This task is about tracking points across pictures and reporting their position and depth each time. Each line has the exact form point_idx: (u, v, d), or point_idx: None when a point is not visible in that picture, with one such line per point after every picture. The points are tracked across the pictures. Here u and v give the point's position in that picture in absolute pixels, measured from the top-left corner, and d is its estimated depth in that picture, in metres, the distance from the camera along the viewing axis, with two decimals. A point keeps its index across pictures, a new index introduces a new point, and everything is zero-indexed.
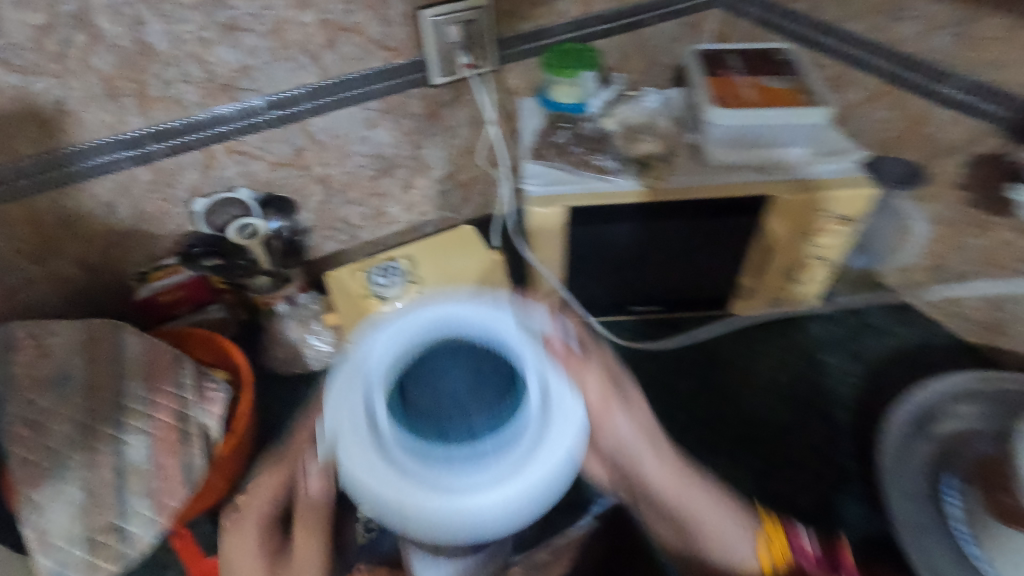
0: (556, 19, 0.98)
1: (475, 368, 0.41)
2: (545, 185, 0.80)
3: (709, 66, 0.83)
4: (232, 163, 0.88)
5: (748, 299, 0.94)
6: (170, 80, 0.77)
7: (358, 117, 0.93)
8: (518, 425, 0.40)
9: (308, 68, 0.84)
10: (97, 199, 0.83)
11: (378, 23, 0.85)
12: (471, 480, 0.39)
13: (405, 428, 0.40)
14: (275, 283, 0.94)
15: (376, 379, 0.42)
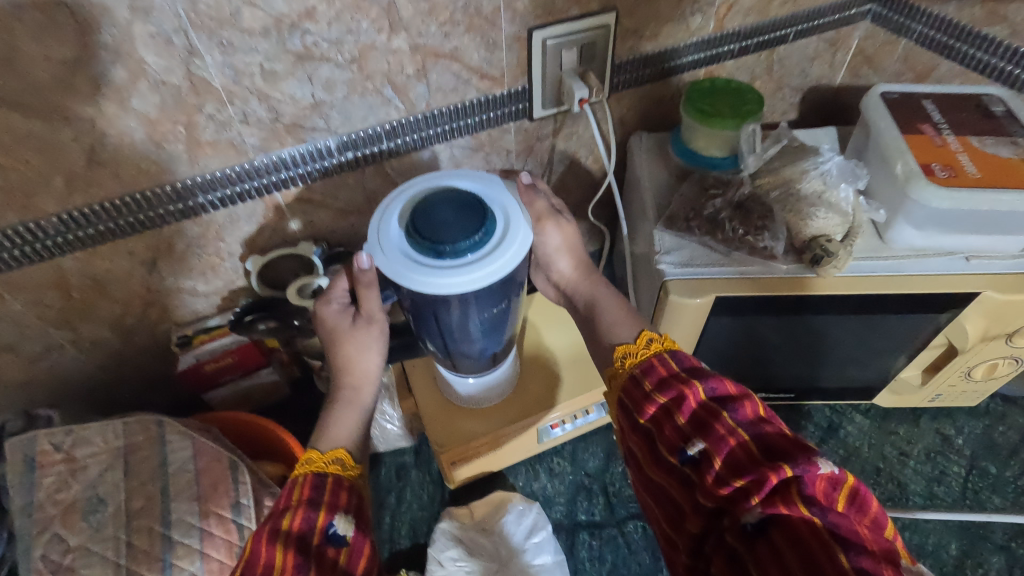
0: (685, 37, 0.80)
1: (459, 213, 0.51)
2: (684, 267, 0.63)
3: (903, 117, 0.65)
4: (295, 212, 0.73)
5: (903, 394, 0.78)
6: (226, 121, 0.61)
7: (442, 156, 0.77)
8: (490, 248, 0.51)
9: (391, 103, 0.68)
10: (135, 256, 0.68)
11: (480, 48, 0.68)
12: (468, 274, 0.49)
13: (422, 246, 0.50)
14: None
15: (396, 242, 0.51)
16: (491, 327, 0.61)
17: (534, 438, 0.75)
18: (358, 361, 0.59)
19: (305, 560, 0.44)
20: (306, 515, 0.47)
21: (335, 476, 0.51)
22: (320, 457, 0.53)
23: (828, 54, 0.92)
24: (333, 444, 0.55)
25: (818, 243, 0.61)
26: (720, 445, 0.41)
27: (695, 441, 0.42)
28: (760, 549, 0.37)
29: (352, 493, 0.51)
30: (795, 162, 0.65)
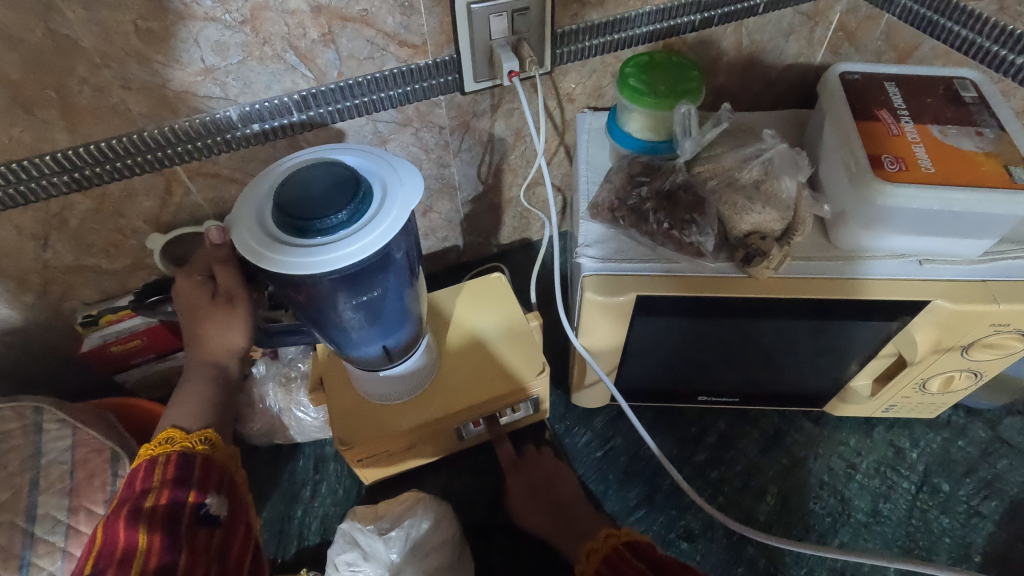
0: (638, 5, 0.72)
1: (330, 189, 0.46)
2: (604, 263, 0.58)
3: (861, 102, 0.58)
4: (200, 189, 0.68)
5: (853, 406, 0.72)
6: (103, 85, 0.56)
7: (364, 131, 0.71)
8: (357, 230, 0.45)
9: (297, 71, 0.62)
10: (23, 231, 0.64)
11: (394, 11, 0.61)
12: (326, 254, 0.44)
13: (284, 225, 0.45)
14: (271, 361, 0.76)
15: (262, 216, 0.46)
16: (380, 318, 0.56)
17: (451, 437, 0.71)
18: (219, 343, 0.52)
19: (174, 542, 0.43)
20: (174, 496, 0.45)
21: (203, 456, 0.48)
22: (184, 437, 0.48)
23: (805, 30, 0.83)
24: (201, 423, 0.50)
25: (751, 240, 0.55)
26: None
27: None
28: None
29: (225, 467, 0.49)
30: (737, 148, 0.59)
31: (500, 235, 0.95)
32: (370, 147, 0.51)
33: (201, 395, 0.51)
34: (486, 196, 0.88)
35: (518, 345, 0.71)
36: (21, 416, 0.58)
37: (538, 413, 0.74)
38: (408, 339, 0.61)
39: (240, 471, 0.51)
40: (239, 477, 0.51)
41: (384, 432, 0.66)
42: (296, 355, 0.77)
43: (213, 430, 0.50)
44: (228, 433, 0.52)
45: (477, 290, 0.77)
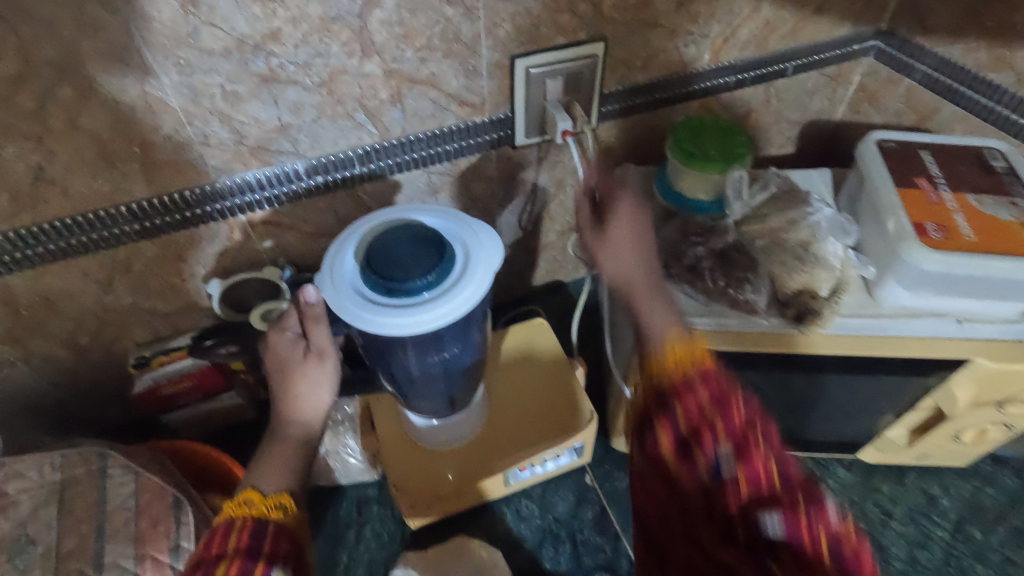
0: (679, 68, 0.76)
1: (416, 252, 0.48)
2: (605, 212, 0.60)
3: (900, 170, 0.62)
4: (261, 236, 0.70)
5: (887, 451, 0.74)
6: (184, 141, 0.58)
7: (419, 182, 0.73)
8: (444, 292, 0.47)
9: (364, 127, 0.65)
10: (89, 276, 0.65)
11: (459, 74, 0.64)
12: (415, 316, 0.46)
13: (373, 286, 0.47)
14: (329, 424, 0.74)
15: (349, 276, 0.48)
16: (447, 371, 0.58)
17: (499, 484, 0.72)
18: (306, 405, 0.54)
19: None
20: (243, 567, 0.43)
21: (276, 525, 0.47)
22: (260, 501, 0.48)
23: (828, 89, 0.88)
24: (280, 487, 0.50)
25: (803, 300, 0.58)
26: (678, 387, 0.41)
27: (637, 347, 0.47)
28: (681, 492, 0.40)
29: (296, 536, 0.48)
30: (785, 209, 0.61)
31: (534, 277, 0.98)
32: (447, 208, 0.53)
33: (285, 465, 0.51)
34: (523, 241, 0.90)
35: (566, 395, 0.73)
36: (86, 462, 0.59)
37: (581, 458, 0.75)
38: (467, 388, 0.63)
39: (309, 540, 0.50)
40: (307, 549, 0.49)
41: (439, 477, 0.68)
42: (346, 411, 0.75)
43: (288, 496, 0.49)
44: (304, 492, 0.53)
45: (521, 336, 0.79)
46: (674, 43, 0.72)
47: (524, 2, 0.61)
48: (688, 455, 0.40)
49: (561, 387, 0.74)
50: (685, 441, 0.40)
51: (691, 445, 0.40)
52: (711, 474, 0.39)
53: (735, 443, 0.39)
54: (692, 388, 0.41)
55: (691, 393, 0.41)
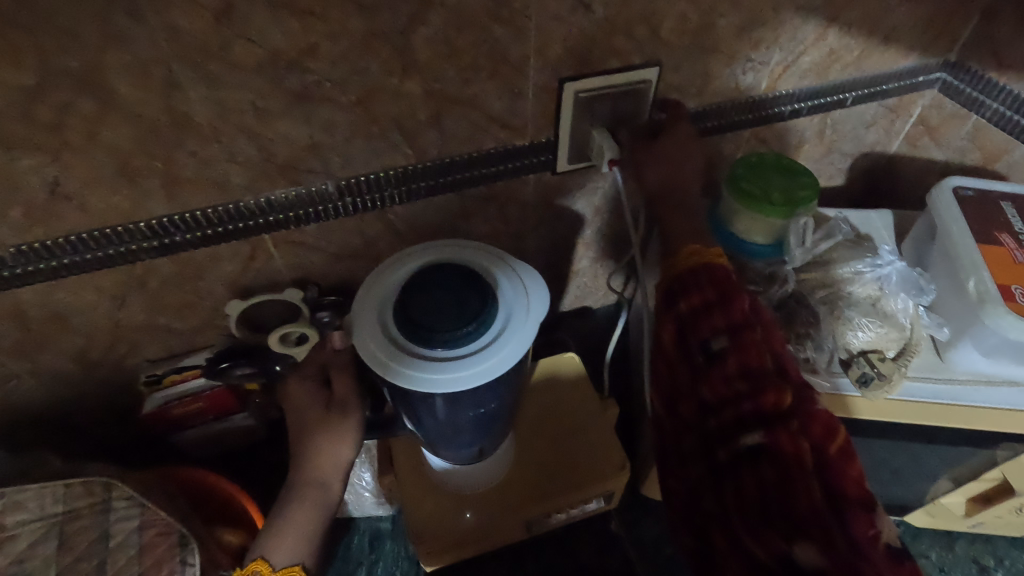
0: (734, 95, 0.71)
1: (457, 298, 0.44)
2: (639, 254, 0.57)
3: (979, 222, 0.57)
4: (284, 256, 0.66)
5: (940, 518, 0.71)
6: (210, 158, 0.55)
7: (452, 206, 0.69)
8: (486, 345, 0.44)
9: (399, 148, 0.61)
10: (103, 292, 0.62)
11: (503, 96, 0.60)
12: (454, 372, 0.43)
13: (410, 333, 0.44)
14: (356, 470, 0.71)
15: (384, 319, 0.45)
16: (481, 424, 0.54)
17: (523, 531, 0.68)
18: (327, 458, 0.55)
19: None
20: None
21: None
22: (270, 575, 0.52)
23: (886, 121, 0.82)
24: (290, 559, 0.53)
25: (869, 361, 0.54)
26: (762, 375, 0.43)
27: (727, 339, 0.45)
28: (749, 475, 0.40)
29: None
30: (849, 260, 0.56)
31: (562, 303, 0.93)
32: (489, 246, 0.49)
33: (304, 527, 0.54)
34: (554, 266, 0.86)
35: (594, 439, 0.69)
36: (90, 493, 0.55)
37: (610, 505, 0.71)
38: (498, 434, 0.59)
39: None
40: None
41: (458, 527, 0.63)
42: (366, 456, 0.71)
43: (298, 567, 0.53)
44: (316, 555, 0.55)
45: (549, 374, 0.74)
46: (731, 68, 0.67)
47: (578, 23, 0.57)
48: (741, 430, 0.42)
49: (589, 429, 0.70)
50: (753, 421, 0.42)
51: (769, 428, 0.41)
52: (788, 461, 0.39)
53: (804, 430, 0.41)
54: (783, 390, 0.42)
55: (776, 392, 0.42)
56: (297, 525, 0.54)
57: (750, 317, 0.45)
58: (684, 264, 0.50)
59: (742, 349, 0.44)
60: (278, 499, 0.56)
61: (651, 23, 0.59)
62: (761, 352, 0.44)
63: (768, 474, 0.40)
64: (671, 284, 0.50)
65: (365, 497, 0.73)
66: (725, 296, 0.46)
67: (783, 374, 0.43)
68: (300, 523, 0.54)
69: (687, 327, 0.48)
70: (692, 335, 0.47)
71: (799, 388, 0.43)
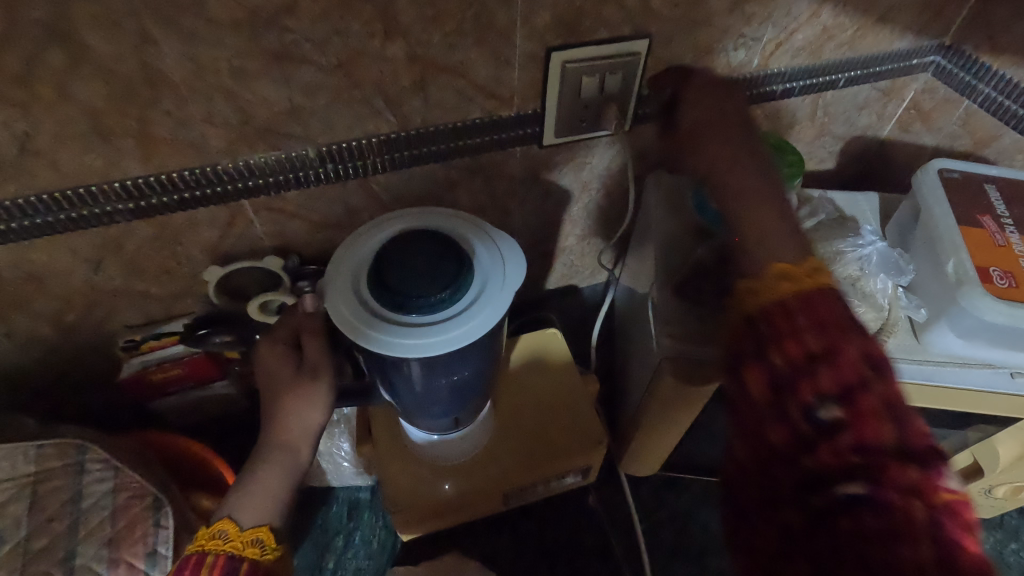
0: (724, 72, 0.70)
1: (432, 264, 0.44)
2: None
3: (962, 204, 0.57)
4: (264, 223, 0.65)
5: None
6: (186, 118, 0.53)
7: (436, 177, 0.68)
8: (460, 314, 0.43)
9: (382, 115, 0.59)
10: (77, 254, 0.61)
11: (490, 64, 0.59)
12: (426, 338, 0.42)
13: (383, 298, 0.43)
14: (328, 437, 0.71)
15: (358, 284, 0.44)
16: (456, 394, 0.54)
17: (499, 505, 0.69)
18: (295, 419, 0.54)
19: None
20: None
21: (251, 564, 0.49)
22: (236, 535, 0.50)
23: (878, 104, 0.82)
24: (258, 521, 0.52)
25: None
26: (865, 417, 0.35)
27: (840, 404, 0.36)
28: (842, 538, 0.33)
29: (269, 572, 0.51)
30: (833, 240, 0.56)
31: (548, 281, 0.93)
32: (468, 215, 0.48)
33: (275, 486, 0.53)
34: (540, 243, 0.86)
35: (572, 413, 0.70)
36: (63, 455, 0.56)
37: (587, 479, 0.72)
38: (474, 407, 0.60)
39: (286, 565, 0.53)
40: None
41: (434, 496, 0.64)
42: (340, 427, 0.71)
43: (265, 529, 0.52)
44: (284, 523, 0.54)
45: (532, 348, 0.74)
46: (723, 44, 0.66)
47: None
48: (839, 486, 0.34)
49: (568, 404, 0.70)
50: (851, 479, 0.34)
51: (875, 491, 0.33)
52: (899, 534, 0.32)
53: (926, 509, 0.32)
54: (892, 426, 0.34)
55: (899, 469, 0.33)
56: (269, 488, 0.53)
57: (845, 326, 0.38)
58: (774, 294, 0.40)
59: (858, 412, 0.35)
60: (251, 454, 0.55)
61: None
62: (878, 415, 0.35)
63: (873, 558, 0.32)
64: (752, 321, 0.40)
65: (338, 467, 0.73)
66: (834, 344, 0.37)
67: (907, 449, 0.34)
68: (270, 483, 0.53)
69: (779, 371, 0.38)
70: (792, 392, 0.37)
71: (928, 467, 0.33)
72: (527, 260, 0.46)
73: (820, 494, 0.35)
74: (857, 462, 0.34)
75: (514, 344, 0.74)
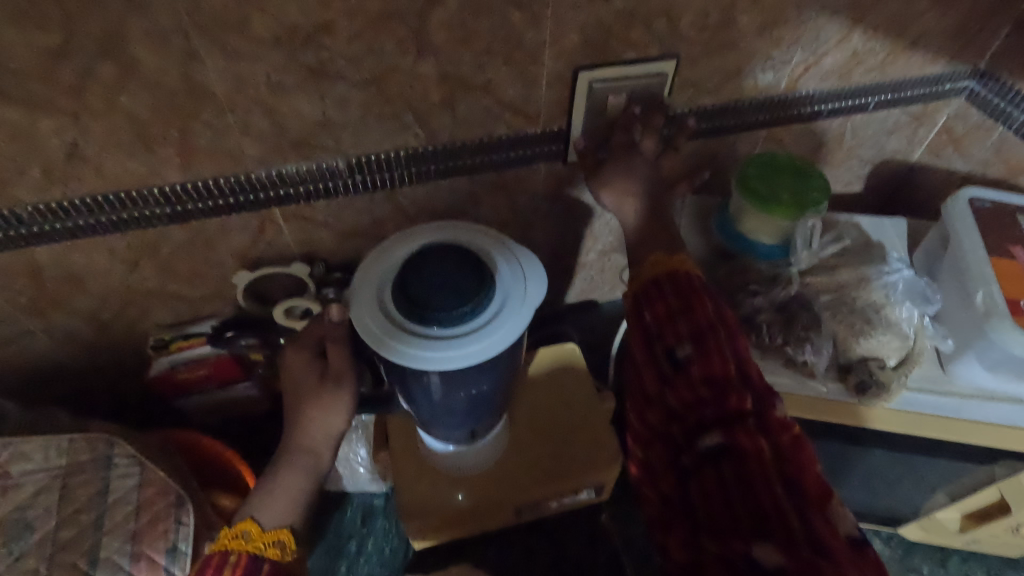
0: (751, 94, 0.70)
1: (454, 279, 0.44)
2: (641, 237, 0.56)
3: (993, 235, 0.56)
4: (293, 231, 0.67)
5: (934, 532, 0.71)
6: (225, 129, 0.55)
7: (461, 190, 0.70)
8: (480, 330, 0.44)
9: (411, 130, 0.61)
10: (115, 255, 0.63)
11: (517, 83, 0.60)
12: (446, 352, 0.43)
13: (406, 311, 0.44)
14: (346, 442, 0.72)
15: (381, 295, 0.45)
16: (472, 406, 0.55)
17: (511, 518, 0.69)
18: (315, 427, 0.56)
19: None
20: None
21: (273, 564, 0.50)
22: (259, 536, 0.52)
23: (908, 129, 0.80)
24: (278, 523, 0.53)
25: (867, 368, 0.54)
26: (710, 356, 0.43)
27: (691, 346, 0.44)
28: (709, 472, 0.41)
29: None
30: (857, 266, 0.57)
31: (567, 295, 0.93)
32: (491, 231, 0.49)
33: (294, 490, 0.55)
34: (562, 257, 0.86)
35: (588, 431, 0.70)
36: (93, 449, 0.58)
37: (601, 497, 0.72)
38: (490, 420, 0.60)
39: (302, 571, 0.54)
40: None
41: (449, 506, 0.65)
42: (358, 431, 0.72)
43: (285, 532, 0.53)
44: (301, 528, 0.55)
45: (550, 362, 0.75)
46: (750, 66, 0.66)
47: (595, 12, 0.56)
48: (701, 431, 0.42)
49: (585, 421, 0.70)
50: (712, 418, 0.42)
51: (722, 425, 0.41)
52: (745, 456, 0.39)
53: (761, 425, 0.41)
54: (731, 362, 0.43)
55: (738, 399, 0.41)
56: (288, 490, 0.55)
57: (698, 290, 0.47)
58: (649, 273, 0.50)
59: (706, 353, 0.43)
60: (269, 462, 0.57)
61: (670, 16, 0.59)
62: (724, 357, 0.43)
63: (728, 475, 0.40)
64: (637, 295, 0.50)
65: (354, 471, 0.74)
66: (689, 304, 0.46)
67: (746, 379, 0.42)
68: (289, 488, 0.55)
69: (653, 335, 0.47)
70: (658, 342, 0.46)
71: (762, 395, 0.42)
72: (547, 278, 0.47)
73: (691, 437, 0.43)
74: (712, 400, 0.42)
75: (532, 357, 0.75)
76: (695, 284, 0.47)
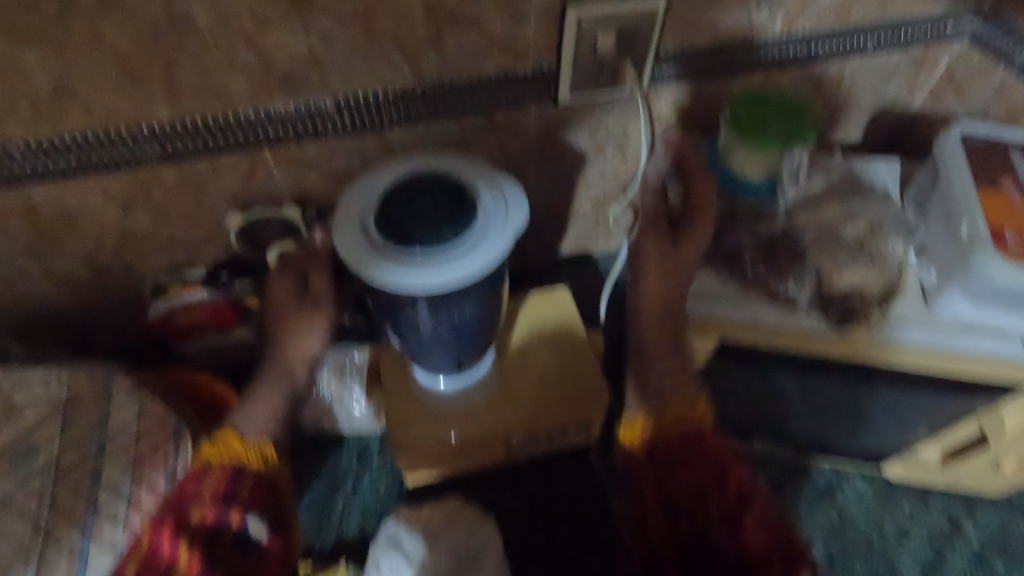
0: (745, 33, 0.69)
1: (436, 205, 0.45)
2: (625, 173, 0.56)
3: (982, 168, 0.55)
4: (283, 174, 0.67)
5: (914, 468, 0.72)
6: (210, 65, 0.55)
7: (451, 134, 0.69)
8: (461, 253, 0.45)
9: (398, 68, 0.61)
10: (108, 197, 0.64)
11: (504, 19, 0.60)
12: (427, 275, 0.44)
13: (390, 235, 0.45)
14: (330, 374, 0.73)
15: (366, 222, 0.46)
16: (458, 337, 0.56)
17: (500, 453, 0.71)
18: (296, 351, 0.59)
19: (209, 564, 0.48)
20: (218, 516, 0.50)
21: (252, 472, 0.54)
22: (241, 443, 0.56)
23: (909, 74, 0.78)
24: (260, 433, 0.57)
25: (849, 300, 0.54)
26: (712, 488, 0.50)
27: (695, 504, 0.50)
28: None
29: (270, 479, 0.56)
30: (844, 200, 0.57)
31: (561, 247, 0.94)
32: (475, 162, 0.50)
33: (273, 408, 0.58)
34: (555, 207, 0.86)
35: (577, 370, 0.71)
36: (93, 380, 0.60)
37: (589, 435, 0.73)
38: (478, 354, 0.61)
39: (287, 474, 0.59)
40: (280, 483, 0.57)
41: (439, 441, 0.67)
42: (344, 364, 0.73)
43: (268, 445, 0.56)
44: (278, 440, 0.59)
45: (543, 306, 0.75)
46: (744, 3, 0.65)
47: None
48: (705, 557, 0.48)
49: (574, 362, 0.71)
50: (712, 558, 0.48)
51: (729, 541, 0.47)
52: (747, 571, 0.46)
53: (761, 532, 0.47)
54: (730, 484, 0.49)
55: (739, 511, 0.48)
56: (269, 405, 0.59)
57: (700, 435, 0.53)
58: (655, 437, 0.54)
59: (713, 483, 0.50)
60: (254, 375, 0.61)
61: None
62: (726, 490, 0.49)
63: None
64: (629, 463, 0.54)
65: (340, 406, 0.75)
66: (688, 454, 0.52)
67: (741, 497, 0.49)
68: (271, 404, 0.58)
69: (660, 496, 0.51)
70: (664, 500, 0.51)
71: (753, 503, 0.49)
72: (529, 206, 0.47)
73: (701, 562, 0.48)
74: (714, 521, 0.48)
75: (524, 300, 0.75)
76: (691, 442, 0.52)
